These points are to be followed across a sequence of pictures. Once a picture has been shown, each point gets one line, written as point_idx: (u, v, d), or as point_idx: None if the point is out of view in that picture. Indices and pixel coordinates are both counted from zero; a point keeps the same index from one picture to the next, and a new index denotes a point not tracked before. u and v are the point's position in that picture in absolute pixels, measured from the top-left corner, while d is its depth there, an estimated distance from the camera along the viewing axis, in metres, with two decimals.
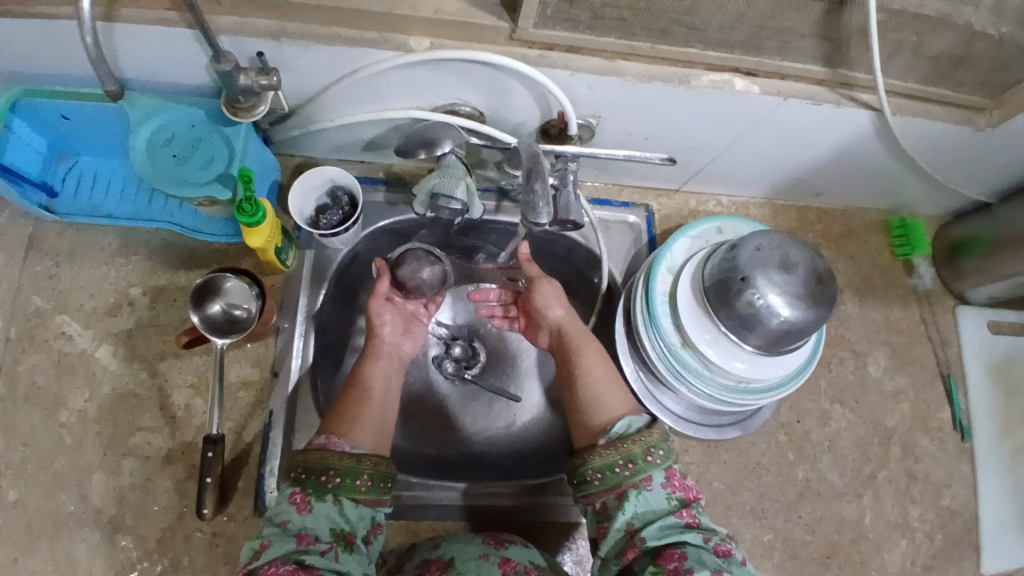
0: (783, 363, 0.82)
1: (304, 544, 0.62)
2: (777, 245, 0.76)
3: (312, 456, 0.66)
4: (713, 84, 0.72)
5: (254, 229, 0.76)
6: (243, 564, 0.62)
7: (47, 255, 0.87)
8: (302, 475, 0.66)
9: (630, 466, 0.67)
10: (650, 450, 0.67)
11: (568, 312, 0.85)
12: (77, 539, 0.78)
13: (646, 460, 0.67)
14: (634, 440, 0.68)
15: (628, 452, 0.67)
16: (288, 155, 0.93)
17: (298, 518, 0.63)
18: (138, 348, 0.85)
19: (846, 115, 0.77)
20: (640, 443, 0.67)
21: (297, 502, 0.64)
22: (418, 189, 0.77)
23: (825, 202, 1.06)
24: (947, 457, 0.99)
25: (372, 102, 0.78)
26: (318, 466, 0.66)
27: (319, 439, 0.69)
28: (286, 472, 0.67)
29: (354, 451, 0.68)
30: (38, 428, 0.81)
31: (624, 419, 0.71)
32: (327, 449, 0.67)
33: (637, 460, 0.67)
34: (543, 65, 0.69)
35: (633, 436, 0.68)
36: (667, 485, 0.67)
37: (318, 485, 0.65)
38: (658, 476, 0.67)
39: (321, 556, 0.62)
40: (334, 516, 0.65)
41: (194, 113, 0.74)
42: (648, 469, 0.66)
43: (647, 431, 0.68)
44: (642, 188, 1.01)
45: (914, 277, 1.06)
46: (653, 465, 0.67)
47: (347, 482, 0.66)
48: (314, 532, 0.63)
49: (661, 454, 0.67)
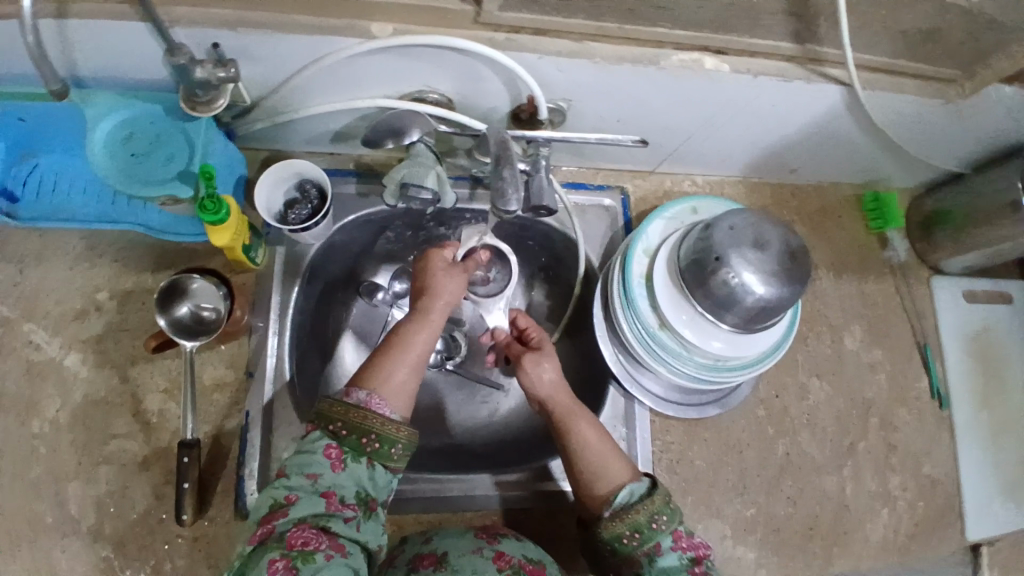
0: (761, 340, 0.83)
1: (331, 507, 0.63)
2: (751, 223, 0.76)
3: (355, 414, 0.66)
4: (683, 63, 0.72)
5: (219, 227, 0.74)
6: (266, 514, 0.62)
7: (9, 260, 0.84)
8: (342, 432, 0.66)
9: (637, 534, 0.68)
10: (654, 516, 0.69)
11: (558, 382, 0.80)
12: (55, 549, 0.76)
13: (652, 528, 0.68)
14: (638, 509, 0.69)
15: (634, 522, 0.68)
16: (255, 150, 0.90)
17: (330, 475, 0.64)
18: (109, 353, 0.83)
19: (817, 91, 0.77)
20: (643, 511, 0.69)
21: (332, 458, 0.65)
22: (388, 180, 0.76)
23: (799, 179, 1.06)
24: (925, 426, 1.01)
25: (337, 92, 0.76)
26: (360, 426, 0.66)
27: (361, 395, 0.68)
28: (320, 421, 0.67)
29: (394, 418, 0.68)
30: (9, 438, 0.79)
31: (625, 487, 0.72)
32: (369, 407, 0.67)
33: (642, 529, 0.68)
34: (510, 48, 0.67)
35: (635, 505, 0.70)
36: (676, 547, 0.68)
37: (356, 445, 0.66)
38: (665, 540, 0.68)
39: (345, 523, 0.63)
40: (363, 480, 0.65)
41: (152, 109, 0.72)
42: (655, 536, 0.68)
43: (651, 496, 0.70)
44: (617, 170, 1.01)
45: (889, 250, 1.07)
46: (659, 532, 0.68)
47: (383, 449, 0.66)
48: (340, 493, 0.64)
49: (665, 519, 0.69)
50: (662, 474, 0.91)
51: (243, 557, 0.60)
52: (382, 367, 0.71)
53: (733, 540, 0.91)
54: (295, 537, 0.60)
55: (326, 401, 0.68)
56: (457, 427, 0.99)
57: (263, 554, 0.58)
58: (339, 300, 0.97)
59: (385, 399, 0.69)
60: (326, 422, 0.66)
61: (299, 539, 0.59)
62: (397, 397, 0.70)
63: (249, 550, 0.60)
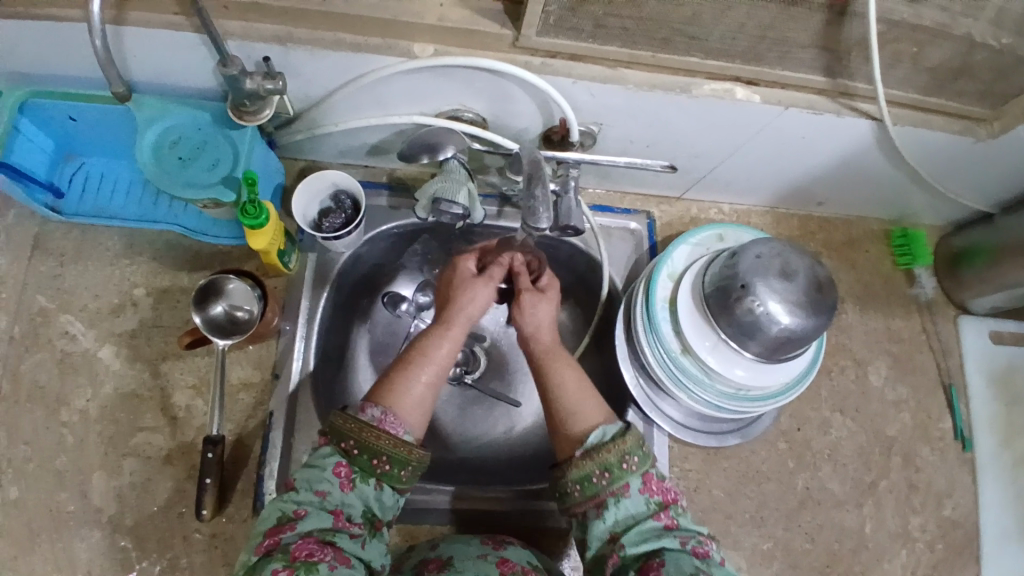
0: (784, 369, 0.83)
1: (338, 524, 0.64)
2: (778, 253, 0.77)
3: (368, 434, 0.66)
4: (714, 92, 0.73)
5: (257, 231, 0.76)
6: (273, 527, 0.63)
7: (53, 255, 0.88)
8: (353, 450, 0.66)
9: (606, 475, 0.67)
10: (625, 457, 0.67)
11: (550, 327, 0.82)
12: (78, 537, 0.78)
13: (622, 468, 0.67)
14: (609, 449, 0.68)
15: (606, 461, 0.67)
16: (293, 160, 0.93)
17: (338, 493, 0.65)
18: (141, 348, 0.85)
19: (847, 125, 0.78)
20: (615, 451, 0.67)
21: (341, 477, 0.66)
22: (420, 194, 0.78)
23: (825, 211, 1.06)
24: (949, 467, 0.99)
25: (377, 107, 0.79)
26: (372, 446, 0.66)
27: (375, 412, 0.68)
28: (331, 436, 0.67)
29: (406, 438, 0.68)
30: (40, 426, 0.81)
31: (598, 428, 0.70)
32: (382, 426, 0.67)
33: (612, 470, 0.67)
34: (546, 72, 0.70)
35: (608, 445, 0.68)
36: (645, 490, 0.67)
37: (367, 465, 0.66)
38: (634, 482, 0.67)
39: (350, 539, 0.64)
40: (370, 500, 0.67)
41: (200, 117, 0.75)
42: (624, 476, 0.67)
43: (625, 436, 0.68)
44: (644, 195, 1.02)
45: (916, 286, 1.07)
46: (629, 473, 0.67)
47: (393, 470, 0.67)
48: (347, 512, 0.65)
49: (637, 460, 0.67)
50: None
51: (248, 566, 0.61)
52: (400, 383, 0.72)
53: (747, 572, 0.90)
54: (300, 548, 0.60)
55: (340, 415, 0.68)
56: (473, 441, 1.00)
57: (267, 565, 0.59)
58: (363, 308, 0.99)
59: (399, 419, 0.69)
60: (338, 439, 0.67)
61: (304, 551, 0.60)
62: (410, 416, 0.71)
63: (254, 560, 0.62)
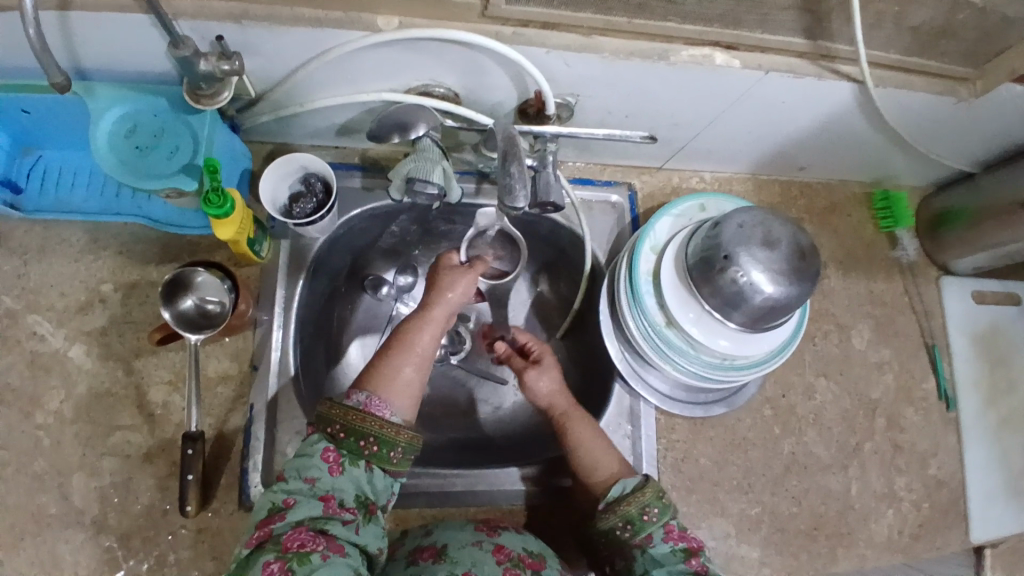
0: (768, 339, 0.83)
1: (329, 510, 0.63)
2: (760, 222, 0.76)
3: (354, 417, 0.66)
4: (693, 59, 0.70)
5: (224, 221, 0.73)
6: (264, 518, 0.63)
7: (15, 253, 0.84)
8: (340, 434, 0.66)
9: (629, 526, 0.71)
10: (646, 508, 0.72)
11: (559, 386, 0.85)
12: (61, 540, 0.77)
13: (643, 519, 0.71)
14: (630, 501, 0.72)
15: (627, 515, 0.71)
16: (260, 143, 0.90)
17: (328, 478, 0.65)
18: (113, 345, 0.82)
19: (827, 88, 0.76)
20: (635, 504, 0.72)
21: (330, 461, 0.65)
22: (394, 174, 0.75)
23: (807, 176, 1.05)
24: (931, 426, 1.00)
25: (343, 85, 0.75)
26: (358, 429, 0.66)
27: (361, 397, 0.68)
28: (319, 423, 0.68)
29: (393, 420, 0.68)
30: (14, 429, 0.79)
31: (619, 481, 0.74)
32: (367, 409, 0.68)
33: (634, 521, 0.71)
34: (518, 42, 0.67)
35: (627, 498, 0.72)
36: (669, 540, 0.71)
37: (355, 447, 0.66)
38: (657, 532, 0.71)
39: (343, 526, 0.63)
40: (362, 482, 0.66)
41: (156, 103, 0.71)
42: (646, 528, 0.71)
43: (644, 487, 0.73)
44: (624, 166, 0.99)
45: (897, 249, 1.06)
46: (651, 524, 0.71)
47: (381, 451, 0.67)
48: (339, 497, 0.65)
49: (657, 511, 0.72)
50: (667, 471, 0.91)
51: (241, 560, 0.60)
52: (386, 367, 0.72)
53: (736, 538, 0.91)
54: (291, 540, 0.60)
55: (326, 402, 0.68)
56: (461, 422, 0.99)
57: (259, 558, 0.59)
58: (342, 294, 0.97)
59: (386, 401, 0.70)
60: (325, 424, 0.67)
61: (295, 542, 0.60)
62: (398, 398, 0.71)
63: (247, 553, 0.61)
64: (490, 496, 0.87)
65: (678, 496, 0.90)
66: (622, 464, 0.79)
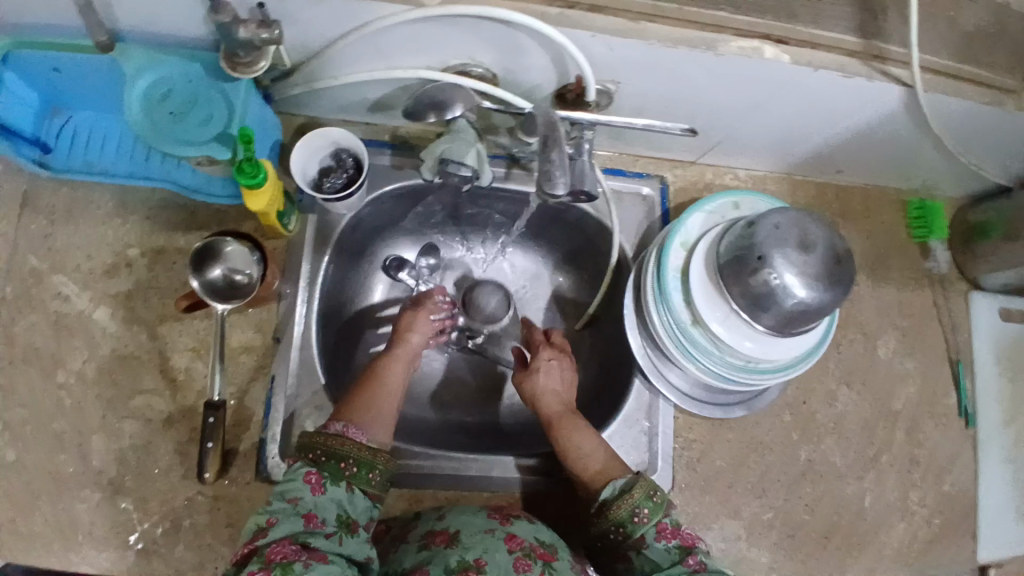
0: (795, 343, 0.82)
1: (311, 526, 0.65)
2: (797, 224, 0.75)
3: (333, 441, 0.71)
4: (742, 51, 0.68)
5: (255, 192, 0.72)
6: (248, 539, 0.64)
7: (42, 212, 0.84)
8: (320, 458, 0.70)
9: (621, 530, 0.70)
10: (636, 510, 0.70)
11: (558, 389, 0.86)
12: (77, 499, 0.77)
13: (634, 521, 0.70)
14: (619, 505, 0.71)
15: (617, 519, 0.70)
16: (290, 115, 0.88)
17: (310, 497, 0.67)
18: (137, 310, 0.82)
19: (874, 91, 0.74)
20: (624, 507, 0.70)
21: (312, 483, 0.68)
22: (427, 154, 0.75)
23: (843, 179, 1.02)
24: (949, 441, 0.98)
25: (378, 59, 0.74)
26: (338, 451, 0.70)
27: (338, 426, 0.73)
28: (300, 452, 0.71)
29: (370, 444, 0.73)
30: (36, 388, 0.80)
31: (610, 483, 0.73)
32: (345, 435, 0.72)
33: (626, 524, 0.70)
34: (563, 23, 0.65)
35: (616, 501, 0.71)
36: (662, 539, 0.69)
37: (335, 469, 0.70)
38: (650, 533, 0.69)
39: (326, 539, 0.65)
40: (343, 501, 0.69)
41: (190, 68, 0.69)
42: (638, 529, 0.69)
43: (632, 487, 0.71)
44: (658, 158, 0.97)
45: (930, 260, 1.04)
46: (642, 525, 0.69)
47: (361, 472, 0.71)
48: (321, 514, 0.67)
49: (647, 511, 0.69)
50: (682, 471, 0.90)
51: None
52: (362, 403, 0.77)
53: (747, 540, 0.90)
54: (275, 551, 0.61)
55: (306, 433, 0.72)
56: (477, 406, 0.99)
57: (243, 570, 0.60)
58: (362, 274, 0.97)
59: (361, 428, 0.74)
60: (306, 451, 0.71)
61: (278, 553, 0.60)
62: (372, 426, 0.75)
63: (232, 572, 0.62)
64: (504, 483, 0.87)
65: (691, 496, 0.90)
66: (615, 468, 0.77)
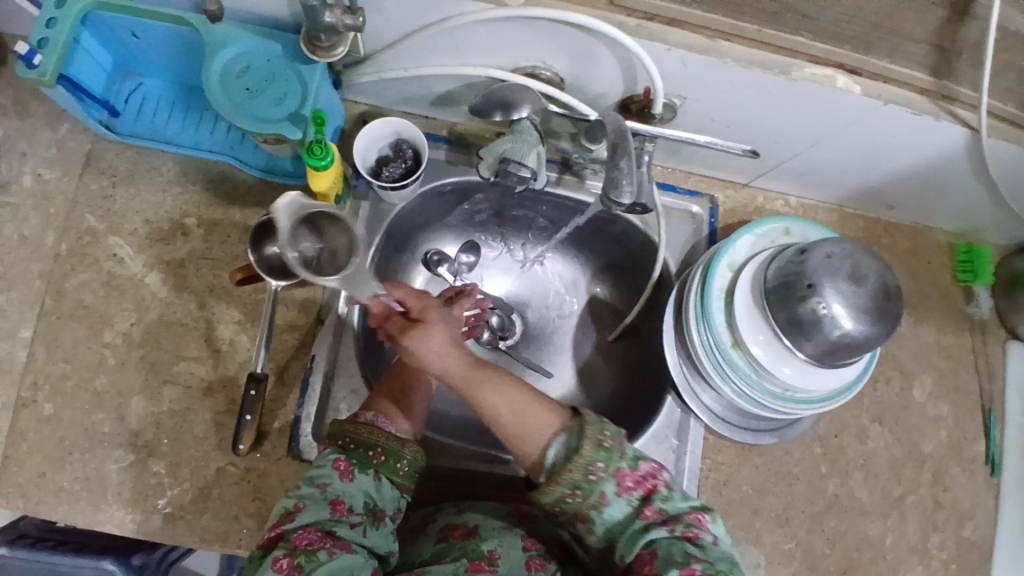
0: (835, 376, 0.81)
1: (337, 513, 0.67)
2: (849, 255, 0.74)
3: (362, 430, 0.71)
4: (814, 78, 0.68)
5: (320, 173, 0.73)
6: (276, 521, 0.67)
7: (105, 174, 0.86)
8: (350, 445, 0.71)
9: (578, 492, 0.67)
10: (590, 469, 0.67)
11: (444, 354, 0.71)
12: (111, 457, 0.79)
13: (591, 481, 0.67)
14: (570, 468, 0.67)
15: (571, 482, 0.67)
16: (353, 102, 0.90)
17: (339, 483, 0.69)
18: (188, 278, 0.84)
19: (938, 131, 0.74)
20: (578, 468, 0.67)
21: (341, 469, 0.69)
22: (487, 152, 0.76)
23: (895, 215, 1.01)
24: (975, 489, 0.96)
25: (450, 55, 0.75)
26: (366, 440, 0.71)
27: (367, 416, 0.74)
28: (330, 438, 0.73)
29: (398, 434, 0.73)
30: (81, 344, 0.81)
31: (551, 446, 0.68)
32: (375, 424, 0.73)
33: (582, 486, 0.67)
34: (640, 34, 0.66)
35: (567, 465, 0.67)
36: (622, 492, 0.68)
37: (364, 457, 0.70)
38: (609, 488, 0.67)
39: (351, 528, 0.67)
40: (370, 491, 0.70)
41: (271, 48, 0.72)
42: (597, 487, 0.67)
43: (582, 443, 0.67)
44: (710, 177, 0.98)
45: (972, 305, 1.02)
46: (600, 483, 0.67)
47: (389, 461, 0.71)
48: (348, 502, 0.68)
49: (603, 467, 0.67)
50: (706, 491, 0.90)
51: (253, 558, 0.65)
52: (396, 396, 0.78)
53: (765, 568, 0.89)
54: (300, 538, 0.64)
55: (338, 421, 0.73)
56: None
57: (269, 556, 0.63)
58: (402, 264, 0.98)
59: (391, 418, 0.75)
60: (336, 438, 0.72)
61: (304, 540, 0.63)
62: (402, 417, 0.76)
63: (260, 551, 0.65)
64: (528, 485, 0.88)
65: None
66: (551, 420, 0.69)
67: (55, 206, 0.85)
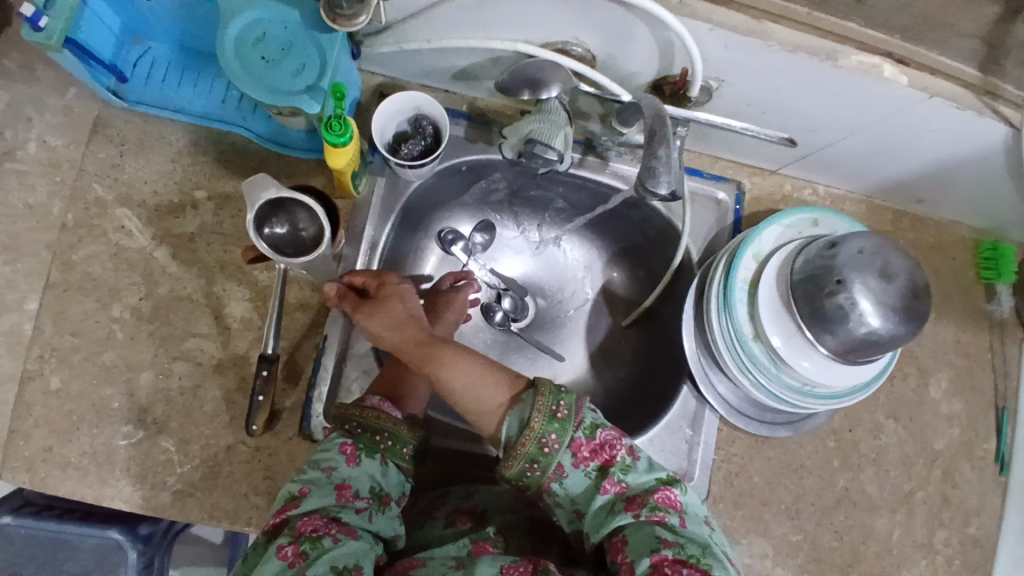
0: (856, 372, 0.79)
1: (343, 499, 0.66)
2: (881, 251, 0.72)
3: (369, 413, 0.71)
4: (860, 66, 0.65)
5: (337, 150, 0.71)
6: (281, 506, 0.66)
7: (112, 142, 0.83)
8: (356, 430, 0.70)
9: (535, 465, 0.67)
10: (543, 441, 0.66)
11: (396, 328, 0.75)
12: (120, 433, 0.77)
13: (545, 454, 0.66)
14: (524, 442, 0.66)
15: (528, 456, 0.66)
16: (371, 74, 0.86)
17: (345, 468, 0.68)
18: (199, 253, 0.82)
19: (979, 127, 0.71)
20: (531, 441, 0.66)
21: (347, 453, 0.69)
22: (512, 131, 0.74)
23: (923, 209, 0.99)
24: (983, 487, 0.96)
25: (477, 28, 0.71)
26: (375, 424, 0.70)
27: (373, 400, 0.72)
28: (336, 422, 0.72)
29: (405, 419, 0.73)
30: (89, 317, 0.80)
31: (505, 420, 0.68)
32: (382, 409, 0.72)
33: (538, 459, 0.66)
34: (683, 13, 0.62)
35: (520, 438, 0.66)
36: (579, 464, 0.67)
37: (371, 442, 0.70)
38: (565, 459, 0.67)
39: (357, 513, 0.66)
40: (376, 475, 0.69)
41: (288, 15, 0.68)
42: (552, 460, 0.66)
43: (532, 416, 0.66)
44: (737, 163, 0.95)
45: (993, 303, 1.01)
46: (554, 455, 0.66)
47: (395, 447, 0.71)
48: (354, 486, 0.68)
49: (555, 439, 0.66)
50: (717, 482, 0.89)
51: (257, 543, 0.64)
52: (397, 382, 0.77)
53: (772, 559, 0.89)
54: (305, 524, 0.63)
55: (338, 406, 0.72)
56: None
57: (275, 542, 0.63)
58: (416, 242, 0.96)
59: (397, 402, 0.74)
60: (341, 422, 0.71)
61: (309, 527, 0.63)
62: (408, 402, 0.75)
63: (265, 536, 0.65)
64: None
65: (724, 508, 0.89)
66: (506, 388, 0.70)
67: (61, 173, 0.83)
